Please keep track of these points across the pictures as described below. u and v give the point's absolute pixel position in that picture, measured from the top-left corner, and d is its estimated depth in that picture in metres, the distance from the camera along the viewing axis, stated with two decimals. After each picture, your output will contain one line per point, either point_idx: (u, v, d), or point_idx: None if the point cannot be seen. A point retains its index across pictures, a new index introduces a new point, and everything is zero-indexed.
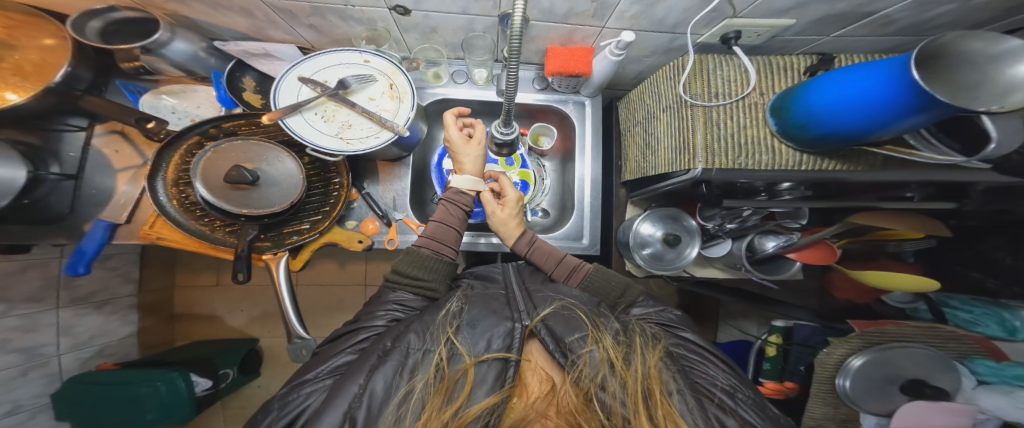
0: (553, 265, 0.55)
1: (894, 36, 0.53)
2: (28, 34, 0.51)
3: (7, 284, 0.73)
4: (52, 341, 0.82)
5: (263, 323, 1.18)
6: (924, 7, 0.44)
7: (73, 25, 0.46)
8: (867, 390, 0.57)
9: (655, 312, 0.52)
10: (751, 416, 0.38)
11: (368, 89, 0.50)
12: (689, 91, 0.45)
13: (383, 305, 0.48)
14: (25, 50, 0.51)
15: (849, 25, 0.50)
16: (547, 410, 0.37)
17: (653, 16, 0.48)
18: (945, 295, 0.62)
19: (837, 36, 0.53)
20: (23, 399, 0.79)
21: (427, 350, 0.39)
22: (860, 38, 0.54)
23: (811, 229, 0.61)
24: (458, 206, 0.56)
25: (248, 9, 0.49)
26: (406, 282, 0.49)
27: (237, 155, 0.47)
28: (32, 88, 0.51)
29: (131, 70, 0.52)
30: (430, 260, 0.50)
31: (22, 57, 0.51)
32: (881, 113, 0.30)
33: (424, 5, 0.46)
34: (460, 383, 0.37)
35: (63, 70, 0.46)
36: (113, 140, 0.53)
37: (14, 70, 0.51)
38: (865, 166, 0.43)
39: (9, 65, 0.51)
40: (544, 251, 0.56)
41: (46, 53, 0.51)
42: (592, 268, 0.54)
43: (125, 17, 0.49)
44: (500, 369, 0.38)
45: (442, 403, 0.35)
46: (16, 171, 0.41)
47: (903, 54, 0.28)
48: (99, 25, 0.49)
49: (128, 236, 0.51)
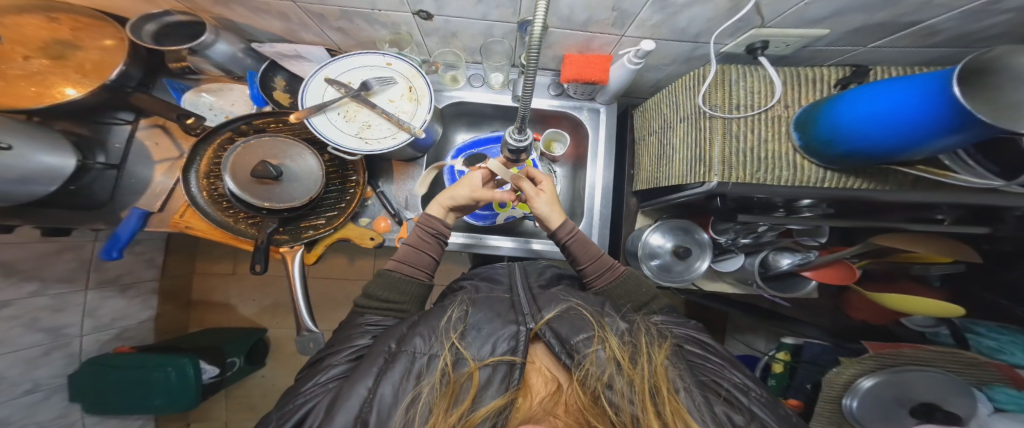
0: (590, 261, 0.55)
1: (935, 47, 0.50)
2: (91, 36, 0.55)
3: (42, 265, 0.79)
4: (76, 322, 0.87)
5: (271, 313, 1.21)
6: (976, 17, 0.41)
7: (131, 28, 0.50)
8: (872, 411, 0.61)
9: (676, 321, 0.51)
10: (765, 414, 0.37)
11: (389, 91, 0.51)
12: (709, 102, 0.45)
13: (355, 328, 0.47)
14: (88, 50, 0.56)
15: (887, 36, 0.48)
16: (555, 409, 0.39)
17: (676, 25, 0.48)
18: (971, 321, 0.59)
19: (875, 47, 0.51)
20: (42, 378, 0.83)
21: (433, 355, 0.40)
22: (899, 49, 0.51)
23: (832, 248, 0.59)
24: (428, 230, 0.56)
25: (284, 13, 0.51)
26: (376, 305, 0.50)
27: (264, 151, 0.49)
28: (90, 85, 0.55)
29: (177, 70, 0.55)
30: (402, 282, 0.51)
31: (84, 55, 0.55)
32: (917, 132, 0.29)
33: (446, 10, 0.48)
34: (465, 387, 0.38)
35: (118, 69, 0.49)
36: (154, 133, 0.56)
37: (76, 69, 0.55)
38: (893, 184, 0.42)
39: (72, 64, 0.55)
40: (583, 242, 0.56)
41: (106, 53, 0.55)
42: (625, 271, 0.55)
43: (177, 20, 0.52)
44: (506, 372, 0.38)
45: (448, 406, 0.36)
46: (67, 160, 0.44)
47: (945, 69, 0.27)
48: (153, 27, 0.52)
49: (159, 224, 0.53)
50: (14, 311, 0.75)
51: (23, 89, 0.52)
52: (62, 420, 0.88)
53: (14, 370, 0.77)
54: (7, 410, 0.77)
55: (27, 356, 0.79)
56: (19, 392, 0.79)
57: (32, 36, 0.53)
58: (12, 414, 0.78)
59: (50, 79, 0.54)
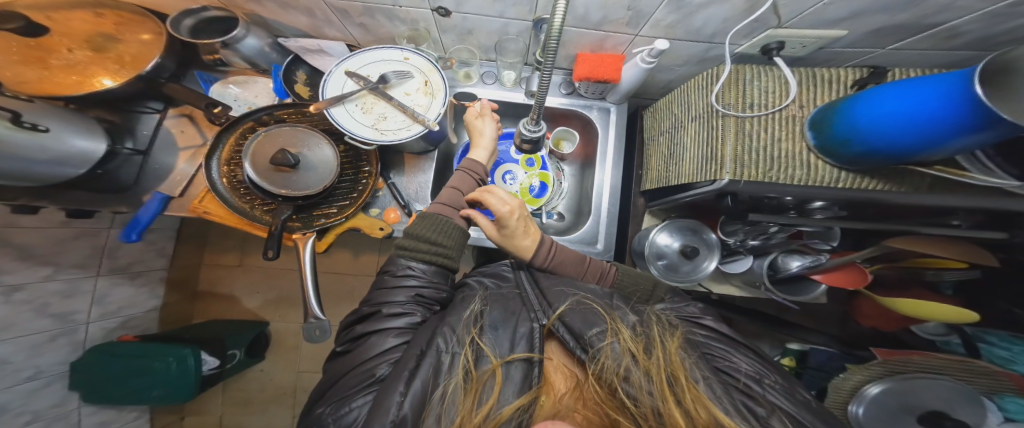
0: (580, 273, 0.57)
1: (956, 50, 0.50)
2: (132, 30, 0.57)
3: (59, 251, 0.81)
4: (84, 309, 0.89)
5: (276, 306, 1.22)
6: (997, 20, 0.41)
7: (171, 22, 0.52)
8: (879, 419, 0.63)
9: (677, 307, 0.52)
10: (782, 401, 0.37)
11: (406, 84, 0.52)
12: (722, 100, 0.45)
13: (401, 293, 0.47)
14: (127, 43, 0.57)
15: (907, 38, 0.48)
16: (575, 404, 0.39)
17: (691, 25, 0.49)
18: (982, 330, 0.58)
19: (894, 48, 0.51)
20: (45, 365, 0.83)
21: (455, 353, 0.39)
22: (919, 51, 0.51)
23: (842, 252, 0.59)
24: (473, 175, 0.59)
25: (310, 9, 0.53)
26: (418, 249, 0.49)
27: (283, 139, 0.50)
28: (127, 76, 0.55)
29: (210, 61, 0.58)
30: (448, 225, 0.51)
31: (124, 48, 0.57)
32: (935, 131, 0.29)
33: (464, 7, 0.49)
34: (488, 385, 0.37)
35: (154, 61, 0.50)
36: (181, 122, 0.58)
37: (115, 60, 0.56)
38: (909, 187, 0.42)
39: (112, 55, 0.56)
40: (564, 258, 0.57)
41: (144, 46, 0.57)
42: (618, 271, 0.58)
43: (213, 15, 0.55)
44: (526, 370, 0.38)
45: (473, 406, 0.35)
46: (98, 144, 0.45)
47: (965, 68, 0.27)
48: (191, 22, 0.54)
49: (179, 209, 0.55)
50: (26, 296, 0.76)
51: (65, 78, 0.53)
52: (58, 410, 0.87)
53: (20, 355, 0.77)
54: (7, 397, 0.76)
55: (35, 341, 0.80)
56: (21, 378, 0.79)
57: (80, 29, 0.56)
58: (12, 400, 0.77)
59: (90, 68, 0.55)
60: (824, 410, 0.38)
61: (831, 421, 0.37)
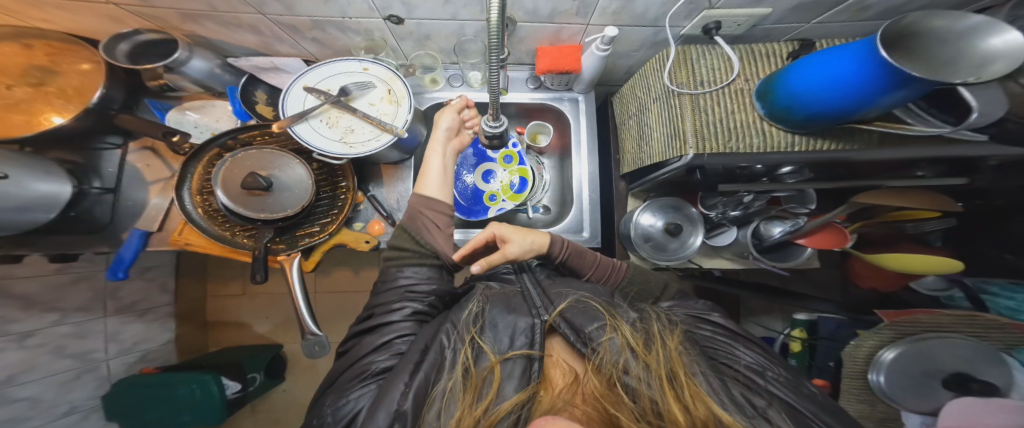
0: (592, 267, 0.57)
1: (874, 21, 0.52)
2: (68, 61, 0.58)
3: (61, 296, 0.81)
4: (101, 346, 0.90)
5: (285, 329, 1.22)
6: None
7: (104, 49, 0.52)
8: (903, 388, 0.59)
9: (684, 304, 0.52)
10: (784, 394, 0.36)
11: (368, 95, 0.53)
12: (675, 80, 0.46)
13: (397, 287, 0.48)
14: (65, 74, 0.58)
15: (826, 12, 0.49)
16: (573, 399, 0.38)
17: (635, 10, 0.49)
18: (983, 280, 0.57)
19: (818, 22, 0.52)
20: (77, 400, 0.86)
21: (456, 348, 0.40)
22: (842, 24, 0.52)
23: (820, 214, 0.60)
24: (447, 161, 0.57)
25: (255, 26, 0.54)
26: (412, 251, 0.50)
27: (252, 163, 0.51)
28: (74, 110, 0.57)
29: (156, 87, 0.58)
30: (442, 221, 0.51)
31: (64, 81, 0.58)
32: (859, 95, 0.30)
33: (416, 13, 0.49)
34: (488, 381, 0.37)
35: (99, 92, 0.51)
36: (145, 155, 0.58)
37: (58, 93, 0.58)
38: (862, 144, 0.41)
39: (53, 89, 0.58)
40: (582, 256, 0.57)
41: (85, 77, 0.58)
42: (630, 268, 0.58)
43: (147, 38, 0.55)
44: (526, 365, 0.37)
45: (472, 401, 0.35)
46: (62, 187, 0.46)
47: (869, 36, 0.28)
48: (126, 46, 0.54)
49: (160, 243, 0.55)
50: (40, 340, 0.77)
51: (10, 117, 0.55)
52: None
53: (49, 394, 0.79)
54: None
55: (60, 380, 0.81)
56: (59, 413, 0.82)
57: (9, 61, 0.56)
58: None
59: (34, 106, 0.56)
60: (832, 404, 0.36)
61: (845, 419, 0.34)
